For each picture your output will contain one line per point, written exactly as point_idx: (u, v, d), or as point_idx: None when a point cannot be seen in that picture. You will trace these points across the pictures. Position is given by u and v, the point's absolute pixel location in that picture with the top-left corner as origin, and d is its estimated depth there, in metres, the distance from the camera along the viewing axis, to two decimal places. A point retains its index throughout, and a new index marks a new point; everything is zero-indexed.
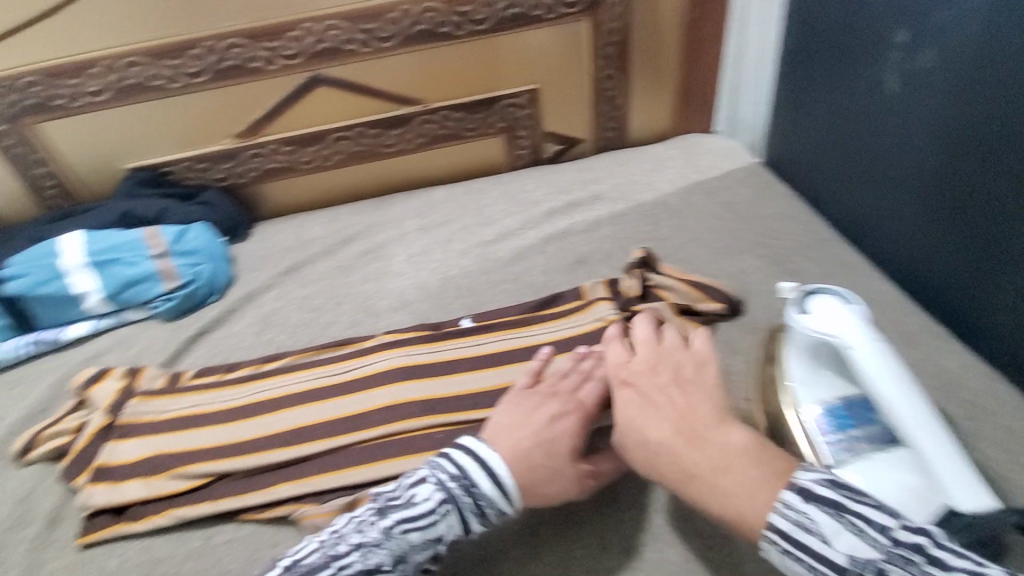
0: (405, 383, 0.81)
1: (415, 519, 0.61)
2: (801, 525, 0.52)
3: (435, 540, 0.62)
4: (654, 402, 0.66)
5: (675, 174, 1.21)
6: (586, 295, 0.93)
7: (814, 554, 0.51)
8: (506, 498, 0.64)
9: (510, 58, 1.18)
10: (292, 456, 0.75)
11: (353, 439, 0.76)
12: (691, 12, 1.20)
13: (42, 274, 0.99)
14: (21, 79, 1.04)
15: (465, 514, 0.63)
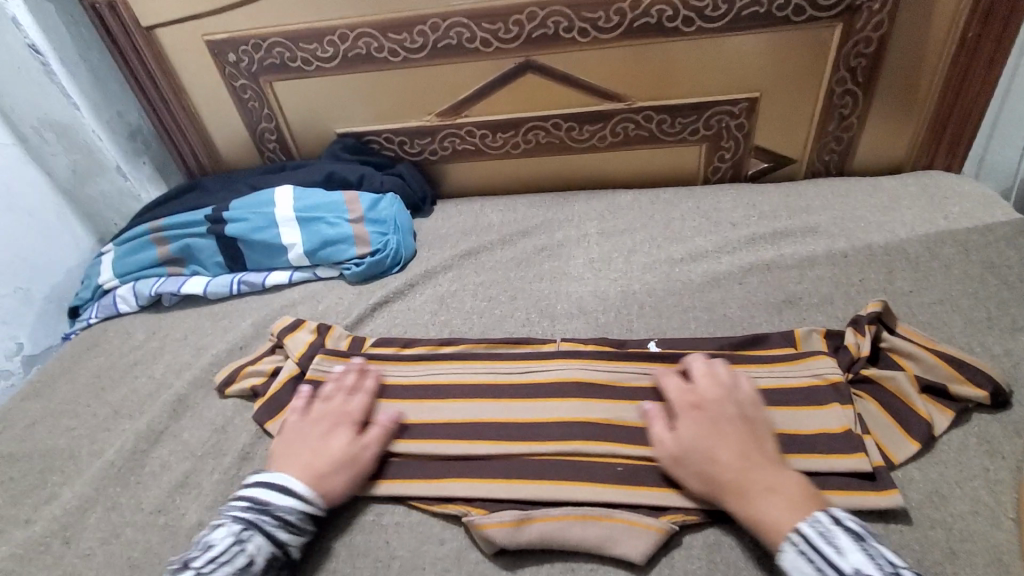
0: (586, 401, 0.77)
1: (218, 557, 0.61)
2: (820, 540, 0.56)
3: (246, 568, 0.61)
4: (721, 432, 0.65)
5: (913, 217, 1.02)
6: (800, 344, 0.81)
7: (830, 570, 0.54)
8: (306, 504, 0.66)
9: (736, 62, 1.06)
10: (469, 451, 0.74)
11: (530, 449, 0.73)
12: (972, 28, 0.99)
13: (258, 221, 1.09)
14: (269, 40, 1.12)
15: (266, 535, 0.63)
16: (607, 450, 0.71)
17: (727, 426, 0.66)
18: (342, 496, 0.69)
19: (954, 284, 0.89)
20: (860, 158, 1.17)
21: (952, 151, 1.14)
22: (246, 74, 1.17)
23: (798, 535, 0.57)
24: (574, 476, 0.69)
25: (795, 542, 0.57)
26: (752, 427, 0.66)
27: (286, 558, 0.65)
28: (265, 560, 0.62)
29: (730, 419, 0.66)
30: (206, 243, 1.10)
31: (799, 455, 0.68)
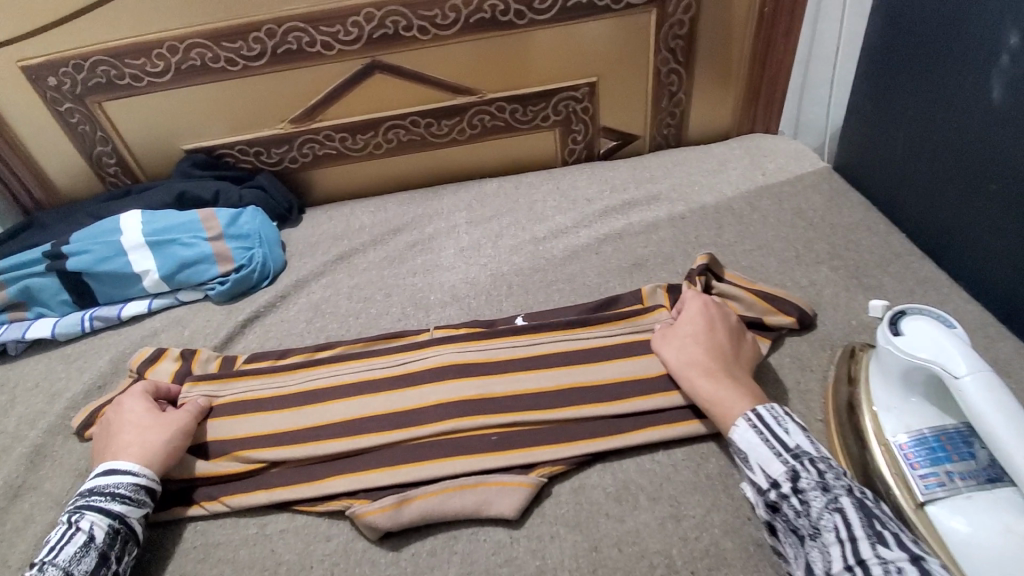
0: (459, 381, 0.80)
1: (59, 544, 0.65)
2: (772, 418, 0.66)
3: (88, 542, 0.65)
4: (717, 335, 0.76)
5: (739, 176, 1.16)
6: (646, 300, 0.89)
7: (775, 441, 0.64)
8: (128, 474, 0.70)
9: (569, 51, 1.14)
10: (351, 448, 0.75)
11: (409, 437, 0.75)
12: (766, 4, 1.13)
13: (103, 251, 1.01)
14: (90, 59, 1.04)
15: (101, 510, 0.67)
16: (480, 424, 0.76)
17: (724, 331, 0.77)
18: (161, 448, 0.73)
19: (771, 230, 1.02)
20: (694, 129, 1.30)
21: (767, 116, 1.30)
22: (71, 97, 1.08)
23: (752, 417, 0.67)
24: (451, 453, 0.74)
25: (748, 419, 0.66)
26: (736, 333, 0.78)
27: (132, 529, 0.68)
28: (105, 533, 0.66)
29: (727, 327, 0.77)
30: (47, 282, 1.01)
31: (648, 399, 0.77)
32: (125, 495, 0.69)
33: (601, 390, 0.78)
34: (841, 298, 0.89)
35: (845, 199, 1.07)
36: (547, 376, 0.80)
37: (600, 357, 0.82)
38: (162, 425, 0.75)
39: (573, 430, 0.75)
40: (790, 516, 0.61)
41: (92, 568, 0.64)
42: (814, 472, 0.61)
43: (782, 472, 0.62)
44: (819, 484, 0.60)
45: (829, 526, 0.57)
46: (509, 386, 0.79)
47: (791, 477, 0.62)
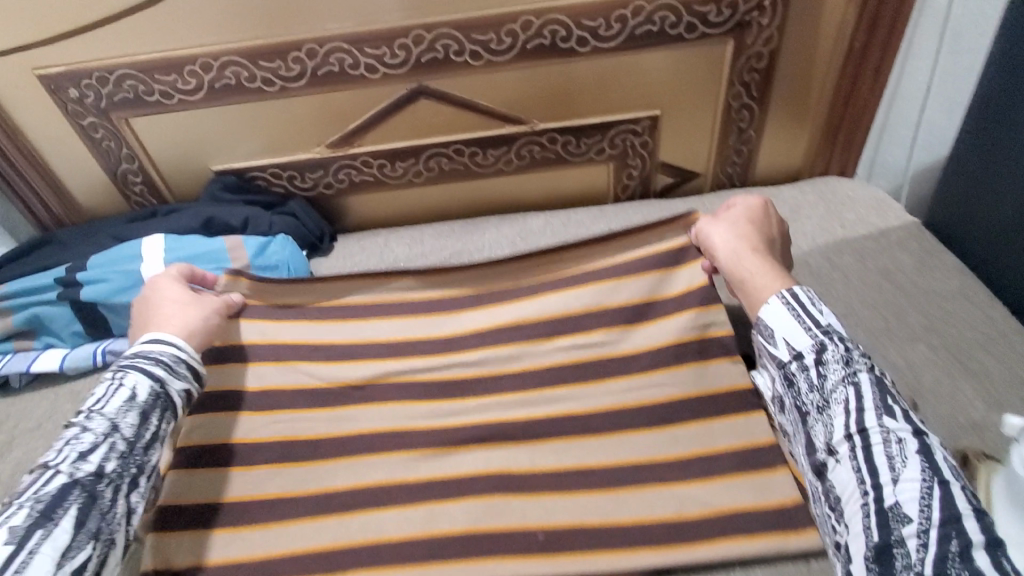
0: (504, 471, 0.73)
1: (103, 399, 0.67)
2: (806, 299, 0.67)
3: (133, 400, 0.67)
4: (760, 234, 0.79)
5: (815, 227, 1.03)
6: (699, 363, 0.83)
7: (806, 319, 0.66)
8: (167, 343, 0.73)
9: (633, 81, 1.04)
10: (394, 370, 0.83)
11: (453, 358, 0.84)
12: (857, 38, 1.01)
13: (121, 281, 0.95)
14: (118, 72, 0.97)
15: (142, 370, 0.69)
16: (526, 519, 0.69)
17: (766, 233, 0.79)
18: (198, 327, 0.78)
19: (856, 295, 0.90)
20: (760, 168, 1.19)
21: (842, 157, 1.17)
22: (94, 110, 1.02)
23: (786, 291, 0.69)
24: (495, 551, 0.67)
25: (782, 296, 0.68)
26: (776, 239, 0.80)
27: (172, 398, 0.71)
28: (148, 393, 0.68)
29: (767, 231, 0.80)
30: (58, 312, 0.95)
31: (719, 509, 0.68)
32: (167, 362, 0.71)
33: (663, 488, 0.70)
34: (943, 386, 0.78)
35: (939, 260, 0.94)
36: (602, 473, 0.72)
37: (664, 450, 0.73)
38: (202, 307, 0.80)
39: (628, 535, 0.67)
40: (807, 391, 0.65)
41: (134, 426, 0.66)
42: (840, 347, 0.64)
43: (808, 347, 0.65)
44: (842, 359, 0.63)
45: (840, 399, 0.62)
46: (558, 478, 0.72)
47: (818, 351, 0.64)
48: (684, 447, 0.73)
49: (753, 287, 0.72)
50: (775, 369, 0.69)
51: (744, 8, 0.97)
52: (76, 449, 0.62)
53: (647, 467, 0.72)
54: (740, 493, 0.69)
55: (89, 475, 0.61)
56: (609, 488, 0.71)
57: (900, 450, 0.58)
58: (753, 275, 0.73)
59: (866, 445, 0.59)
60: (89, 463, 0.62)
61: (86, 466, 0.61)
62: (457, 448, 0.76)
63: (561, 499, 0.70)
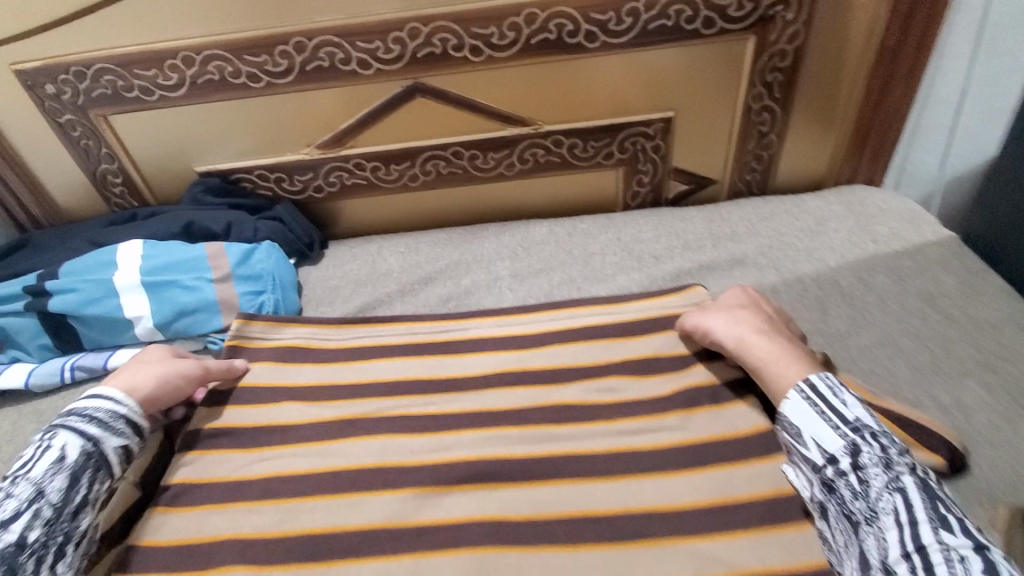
0: (499, 516, 0.65)
1: (31, 462, 0.63)
2: (829, 390, 0.62)
3: (61, 462, 0.63)
4: (762, 316, 0.74)
5: (841, 241, 0.95)
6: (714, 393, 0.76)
7: (833, 415, 0.61)
8: (109, 399, 0.69)
9: (646, 81, 0.96)
10: (388, 406, 0.77)
11: (454, 395, 0.78)
12: (890, 37, 0.93)
13: (92, 291, 0.88)
14: (94, 66, 0.91)
15: (75, 428, 0.65)
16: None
17: (766, 316, 0.75)
18: (148, 388, 0.72)
19: (893, 322, 0.82)
20: (780, 176, 1.10)
21: (871, 166, 1.08)
22: (71, 107, 0.96)
23: (803, 381, 0.64)
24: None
25: (800, 388, 0.64)
26: (778, 320, 0.76)
27: (106, 457, 0.66)
28: (78, 453, 0.64)
29: (766, 313, 0.75)
30: (26, 323, 0.88)
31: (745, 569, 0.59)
32: (101, 420, 0.67)
33: (678, 540, 0.62)
34: (998, 429, 0.69)
35: (984, 282, 0.85)
36: (610, 522, 0.64)
37: (679, 496, 0.65)
38: (164, 365, 0.75)
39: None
40: (849, 497, 0.59)
41: (62, 490, 0.62)
42: (877, 447, 0.58)
43: (842, 447, 0.60)
44: (882, 461, 0.57)
45: (887, 509, 0.55)
46: (559, 528, 0.64)
47: (852, 453, 0.59)
48: (701, 492, 0.65)
49: (771, 376, 0.67)
50: (808, 473, 0.63)
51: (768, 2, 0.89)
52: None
53: (661, 516, 0.64)
54: (768, 549, 0.60)
55: (9, 546, 0.57)
56: (617, 541, 0.62)
57: (966, 571, 0.50)
58: (767, 363, 0.68)
59: (926, 563, 0.51)
60: (10, 532, 0.58)
61: (6, 536, 0.57)
62: (446, 488, 0.68)
63: (563, 553, 0.62)
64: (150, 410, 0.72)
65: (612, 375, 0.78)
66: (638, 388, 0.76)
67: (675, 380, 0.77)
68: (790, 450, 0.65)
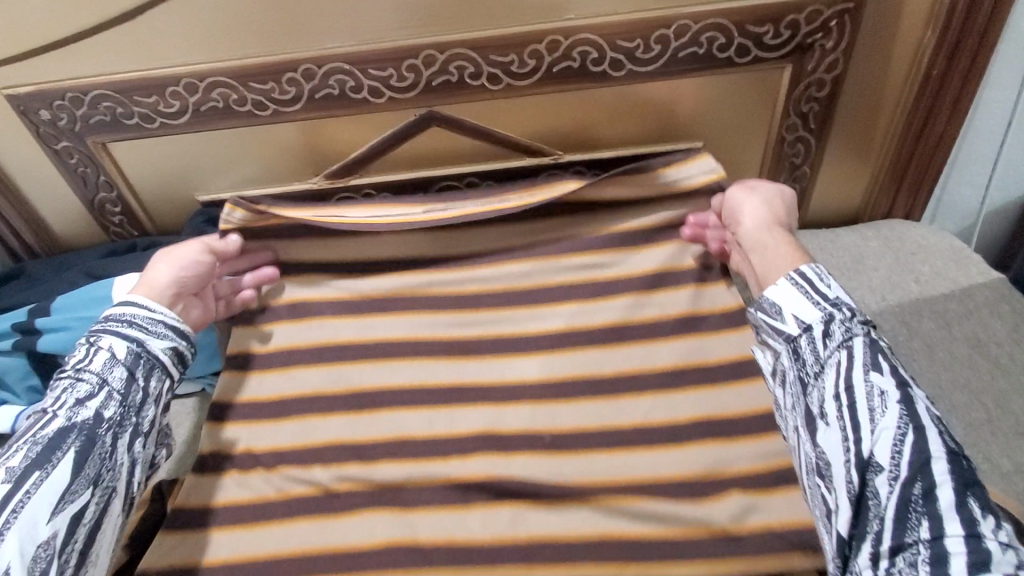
0: None
1: (86, 355, 0.68)
2: (815, 274, 0.65)
3: (115, 358, 0.68)
4: (771, 211, 0.76)
5: (881, 281, 0.89)
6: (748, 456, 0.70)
7: (814, 293, 0.64)
8: (137, 301, 0.72)
9: (673, 110, 0.91)
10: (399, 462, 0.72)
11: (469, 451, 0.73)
12: (936, 65, 0.86)
13: (82, 329, 0.83)
14: (93, 93, 0.87)
15: (123, 332, 0.70)
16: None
17: (777, 209, 0.77)
18: (165, 285, 0.75)
19: (942, 373, 0.77)
20: (812, 207, 1.04)
21: (910, 199, 1.01)
22: (68, 134, 0.91)
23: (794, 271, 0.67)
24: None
25: (791, 275, 0.66)
26: (789, 217, 0.77)
27: (156, 356, 0.71)
28: (127, 352, 0.68)
29: (779, 210, 0.77)
30: (11, 363, 0.83)
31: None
32: (142, 324, 0.71)
33: None
34: None
35: None
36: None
37: None
38: (171, 263, 0.76)
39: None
40: (806, 361, 0.62)
41: (123, 379, 0.67)
42: (848, 317, 0.61)
43: (817, 317, 0.62)
44: (847, 326, 0.61)
45: (834, 362, 0.59)
46: None
47: (825, 322, 0.62)
48: None
49: (766, 266, 0.71)
50: (779, 345, 0.66)
51: (807, 29, 0.83)
52: (74, 396, 0.65)
53: None
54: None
55: (88, 420, 0.63)
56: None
57: (882, 403, 0.55)
58: (766, 255, 0.72)
59: (851, 401, 0.56)
60: (88, 408, 0.64)
61: (84, 411, 0.64)
62: None
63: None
64: (173, 303, 0.76)
65: None
66: None
67: None
68: (760, 327, 0.68)
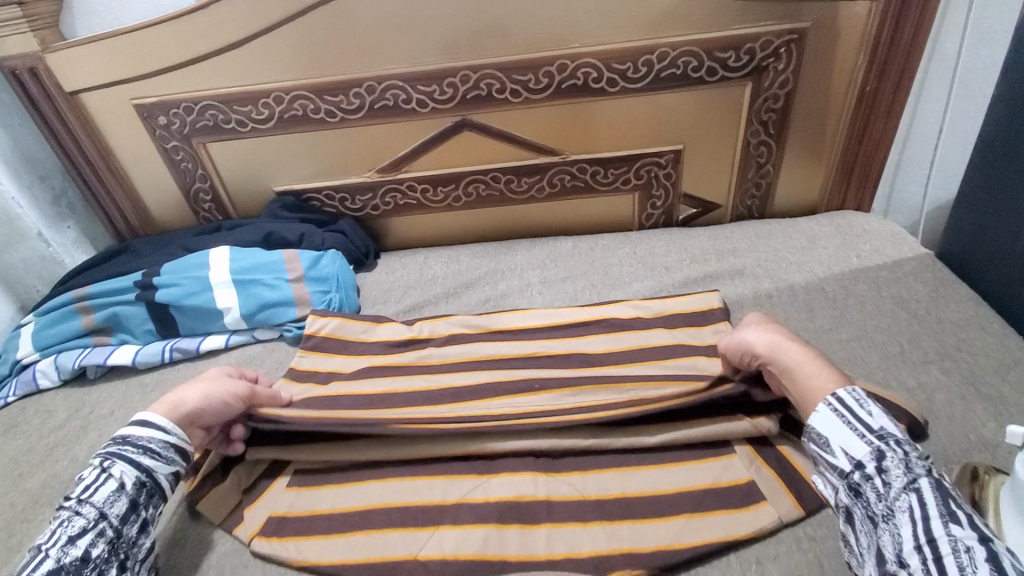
0: (531, 476, 0.78)
1: (89, 484, 0.68)
2: (854, 401, 0.65)
3: (121, 489, 0.68)
4: (783, 337, 0.76)
5: (829, 256, 1.09)
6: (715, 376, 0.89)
7: (858, 423, 0.63)
8: (170, 438, 0.73)
9: (657, 120, 1.14)
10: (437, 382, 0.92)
11: (494, 373, 0.92)
12: (869, 83, 1.09)
13: (191, 286, 1.06)
14: (201, 103, 1.11)
15: (129, 459, 0.70)
16: (548, 493, 0.76)
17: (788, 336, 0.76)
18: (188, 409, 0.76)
19: (869, 320, 0.95)
20: (778, 201, 1.25)
21: (858, 194, 1.23)
22: (177, 135, 1.15)
23: (832, 396, 0.66)
24: (518, 520, 0.73)
25: (830, 401, 0.66)
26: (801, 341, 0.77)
27: (159, 483, 0.72)
28: (135, 484, 0.69)
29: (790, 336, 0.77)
30: (134, 311, 1.06)
31: (720, 482, 0.75)
32: (152, 451, 0.72)
33: (674, 478, 0.76)
34: (956, 407, 0.80)
35: (953, 291, 0.98)
36: (616, 455, 0.80)
37: (682, 457, 0.79)
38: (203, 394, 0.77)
39: (640, 508, 0.73)
40: (868, 499, 0.61)
41: (122, 514, 0.67)
42: (899, 452, 0.61)
43: (867, 452, 0.62)
44: (904, 464, 0.60)
45: (904, 507, 0.58)
46: (581, 484, 0.77)
47: (877, 458, 0.61)
48: (700, 454, 0.79)
49: (804, 389, 0.69)
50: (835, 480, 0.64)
51: (762, 54, 1.06)
52: (67, 532, 0.64)
53: (666, 471, 0.77)
54: (736, 469, 0.76)
55: (75, 561, 0.63)
56: (621, 465, 0.79)
57: (971, 560, 0.52)
58: (800, 376, 0.71)
59: (934, 554, 0.54)
60: (77, 548, 0.63)
61: (73, 551, 0.63)
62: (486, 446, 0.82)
63: (581, 476, 0.78)
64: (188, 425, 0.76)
65: (629, 364, 0.92)
66: (646, 367, 0.91)
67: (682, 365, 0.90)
68: (814, 458, 0.67)
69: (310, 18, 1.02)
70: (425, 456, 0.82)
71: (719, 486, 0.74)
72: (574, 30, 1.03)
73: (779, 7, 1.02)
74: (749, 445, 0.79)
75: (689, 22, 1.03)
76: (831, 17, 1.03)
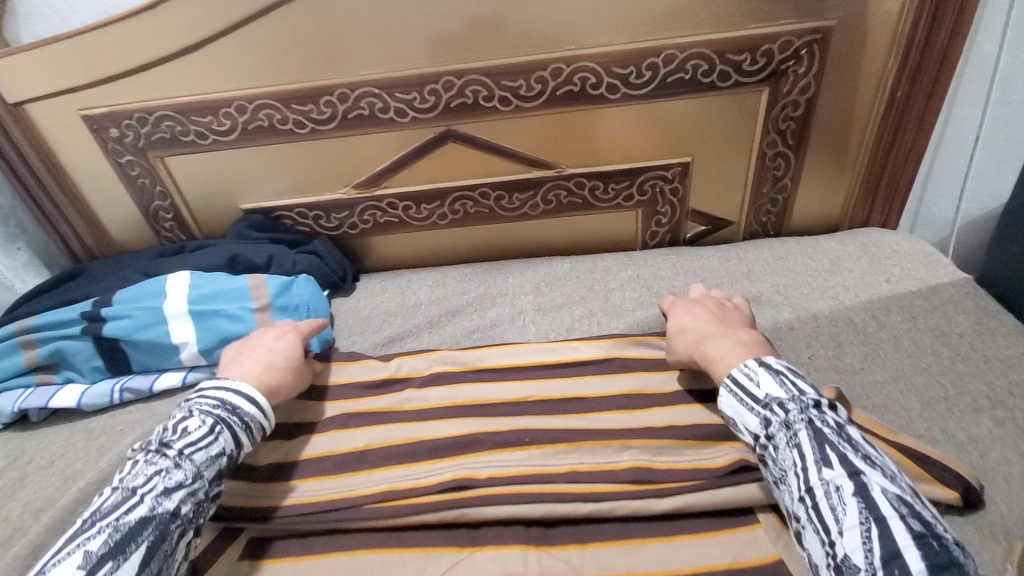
0: (520, 548, 0.67)
1: (196, 441, 0.67)
2: (743, 376, 0.67)
3: (218, 455, 0.68)
4: (700, 327, 0.80)
5: (855, 281, 0.98)
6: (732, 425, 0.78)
7: (748, 398, 0.65)
8: (264, 418, 0.75)
9: (663, 130, 1.02)
10: (415, 431, 0.81)
11: (480, 421, 0.81)
12: (899, 86, 0.97)
13: (143, 318, 0.95)
14: (156, 113, 1.00)
15: (234, 432, 0.71)
16: (541, 571, 0.65)
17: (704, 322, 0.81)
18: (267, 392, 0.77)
19: (905, 357, 0.83)
20: (796, 217, 1.14)
21: (884, 209, 1.11)
22: (132, 148, 1.05)
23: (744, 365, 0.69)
24: None
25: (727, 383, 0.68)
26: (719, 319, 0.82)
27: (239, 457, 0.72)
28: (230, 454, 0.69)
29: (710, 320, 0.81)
30: (81, 346, 0.95)
31: (744, 560, 0.63)
32: (246, 425, 0.72)
33: (690, 554, 0.65)
34: (1014, 466, 0.69)
35: (1000, 323, 0.86)
36: (621, 522, 0.69)
37: (697, 527, 0.67)
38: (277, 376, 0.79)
39: None
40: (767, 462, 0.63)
41: (213, 480, 0.67)
42: (780, 415, 0.62)
43: (756, 423, 0.63)
44: (784, 423, 0.61)
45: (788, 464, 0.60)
46: (578, 558, 0.66)
47: (765, 425, 0.63)
48: (718, 524, 0.68)
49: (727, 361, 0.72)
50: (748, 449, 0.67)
51: (780, 57, 0.94)
52: (165, 483, 0.63)
53: (679, 544, 0.66)
54: (760, 544, 0.65)
55: (168, 514, 0.61)
56: (626, 537, 0.67)
57: (840, 500, 0.55)
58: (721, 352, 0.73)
59: (813, 502, 0.56)
60: (172, 501, 0.62)
61: (168, 503, 0.62)
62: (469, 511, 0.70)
63: (579, 550, 0.67)
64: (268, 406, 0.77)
65: (633, 411, 0.81)
66: (652, 414, 0.80)
67: (693, 413, 0.79)
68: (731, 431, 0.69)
69: (273, 18, 0.91)
70: (398, 521, 0.71)
71: (742, 565, 0.63)
72: (569, 30, 0.92)
73: (799, 3, 0.90)
74: (775, 514, 0.67)
75: (698, 21, 0.91)
76: (857, 15, 0.91)
